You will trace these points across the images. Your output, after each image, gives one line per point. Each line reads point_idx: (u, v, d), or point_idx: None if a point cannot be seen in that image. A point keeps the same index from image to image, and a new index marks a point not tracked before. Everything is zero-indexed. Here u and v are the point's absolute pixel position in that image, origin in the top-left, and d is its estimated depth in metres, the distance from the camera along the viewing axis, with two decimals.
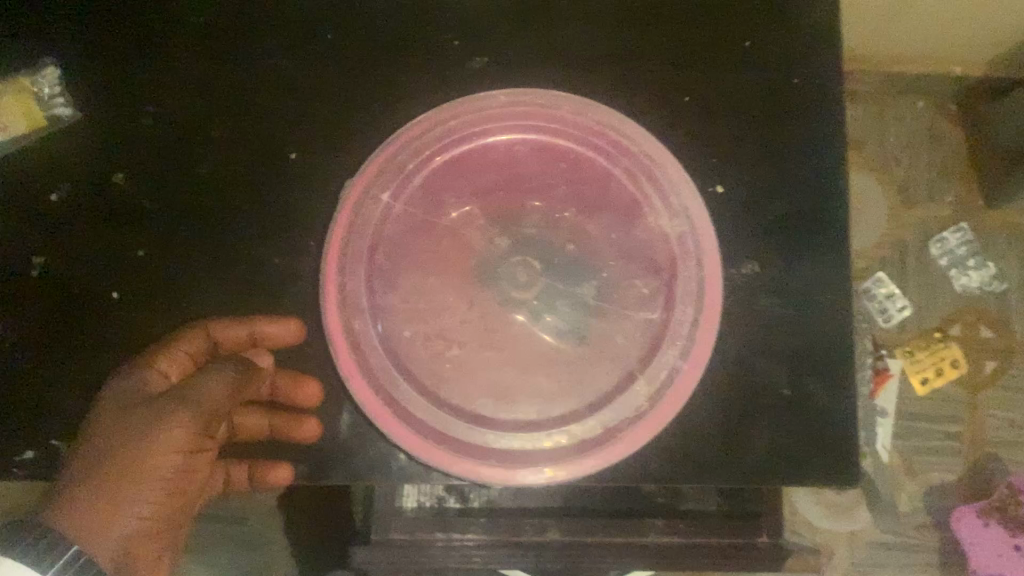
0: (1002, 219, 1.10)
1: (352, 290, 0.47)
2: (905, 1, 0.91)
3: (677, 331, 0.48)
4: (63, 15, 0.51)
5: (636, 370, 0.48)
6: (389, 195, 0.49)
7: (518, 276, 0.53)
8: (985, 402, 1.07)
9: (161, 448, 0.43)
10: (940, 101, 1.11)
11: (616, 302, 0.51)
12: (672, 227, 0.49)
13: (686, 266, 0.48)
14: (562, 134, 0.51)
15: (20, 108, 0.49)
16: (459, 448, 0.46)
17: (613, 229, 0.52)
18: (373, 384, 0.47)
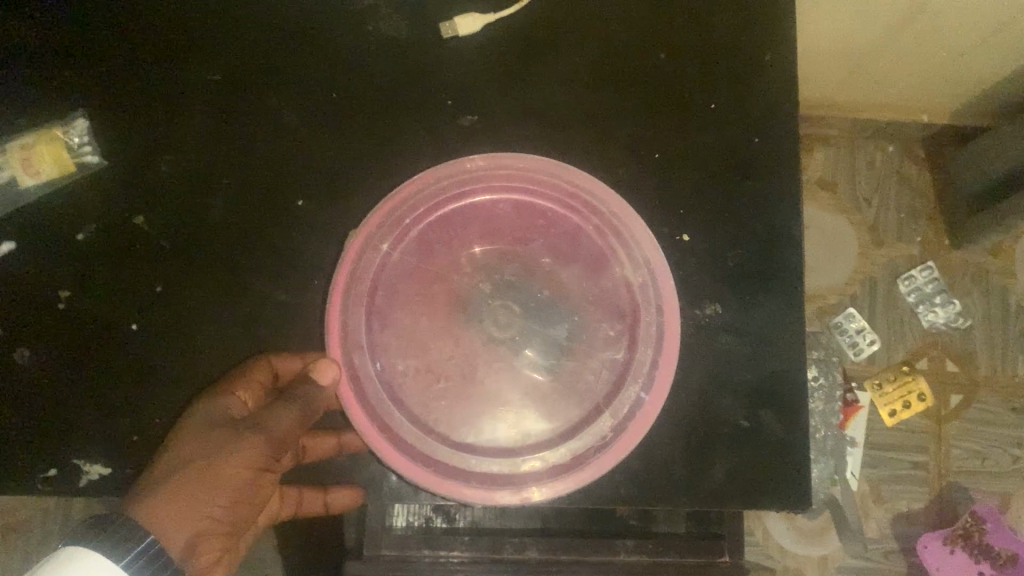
0: (966, 258, 1.16)
1: (352, 329, 0.53)
2: (869, 58, 0.96)
3: (636, 371, 0.54)
4: (89, 70, 0.56)
5: (601, 404, 0.54)
6: (388, 245, 0.54)
7: (499, 318, 0.57)
8: (950, 434, 1.12)
9: (241, 458, 0.45)
10: (907, 146, 1.17)
11: (583, 343, 0.56)
12: (636, 274, 0.55)
13: (646, 311, 0.54)
14: (536, 192, 0.56)
15: (52, 156, 0.54)
16: (447, 472, 0.52)
17: (584, 278, 0.57)
18: (371, 414, 0.52)
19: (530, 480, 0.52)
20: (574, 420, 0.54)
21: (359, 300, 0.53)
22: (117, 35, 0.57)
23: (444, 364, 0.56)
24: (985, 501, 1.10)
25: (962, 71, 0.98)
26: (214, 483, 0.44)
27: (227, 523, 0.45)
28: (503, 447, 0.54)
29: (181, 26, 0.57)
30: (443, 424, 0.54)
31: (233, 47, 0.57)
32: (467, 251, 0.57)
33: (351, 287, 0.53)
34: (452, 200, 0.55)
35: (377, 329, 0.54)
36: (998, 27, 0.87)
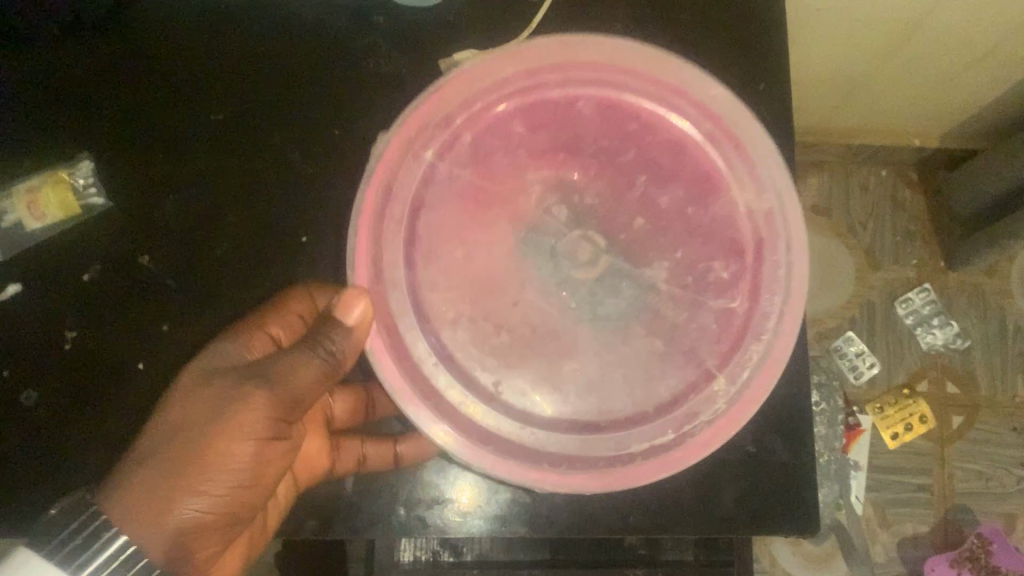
0: (963, 280, 1.17)
1: (389, 260, 0.51)
2: (858, 84, 0.98)
3: (764, 319, 0.52)
4: (93, 112, 0.57)
5: (712, 369, 0.52)
6: (432, 154, 0.52)
7: (578, 250, 0.54)
8: (953, 455, 1.12)
9: (239, 426, 0.48)
10: (900, 169, 1.18)
11: (692, 289, 0.53)
12: (760, 202, 0.53)
13: (774, 248, 0.53)
14: (632, 90, 0.53)
15: (59, 198, 0.55)
16: (497, 449, 0.50)
17: (689, 203, 0.54)
18: (411, 376, 0.51)
19: (600, 463, 0.50)
20: (667, 397, 0.52)
21: (395, 224, 0.51)
22: (120, 76, 0.57)
23: (501, 316, 0.52)
24: (990, 522, 1.10)
25: (950, 95, 0.99)
26: (209, 462, 0.48)
27: (230, 495, 0.50)
28: (567, 423, 0.51)
29: (186, 66, 0.58)
30: (497, 386, 0.51)
31: (235, 86, 0.58)
32: (519, 142, 0.53)
33: (382, 212, 0.51)
34: (503, 114, 0.52)
35: (414, 266, 0.52)
36: (983, 51, 0.89)
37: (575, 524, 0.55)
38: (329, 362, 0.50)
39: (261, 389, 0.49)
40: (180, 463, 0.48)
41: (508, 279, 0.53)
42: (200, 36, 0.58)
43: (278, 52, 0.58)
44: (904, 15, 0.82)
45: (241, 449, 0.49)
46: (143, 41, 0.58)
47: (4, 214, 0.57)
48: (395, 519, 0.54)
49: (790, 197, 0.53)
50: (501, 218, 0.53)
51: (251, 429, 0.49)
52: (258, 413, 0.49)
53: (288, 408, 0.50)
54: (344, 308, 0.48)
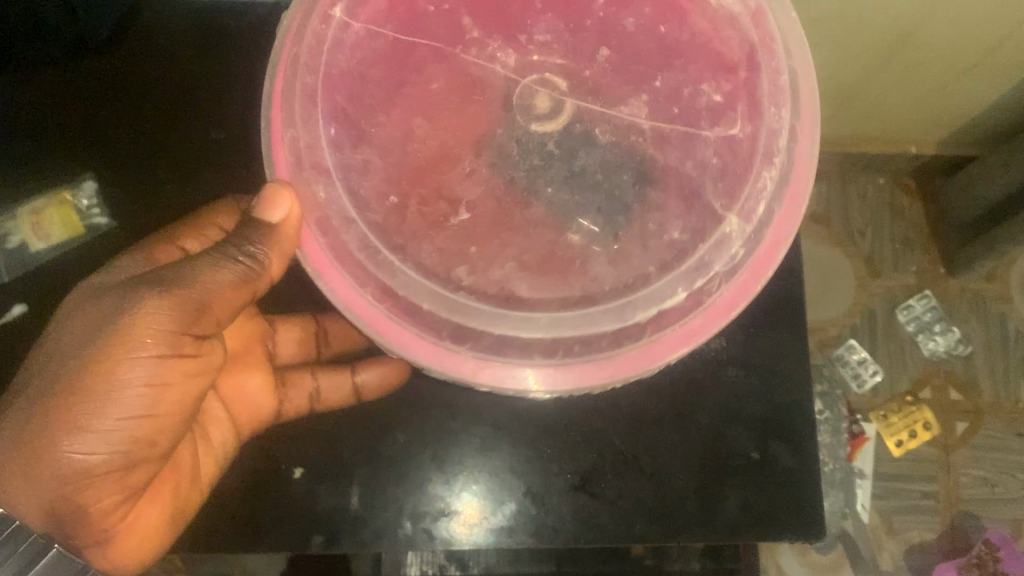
0: (964, 286, 1.17)
1: (308, 143, 0.44)
2: (853, 92, 0.98)
3: (773, 137, 0.44)
4: (95, 132, 0.57)
5: (721, 207, 0.44)
6: (342, 10, 0.45)
7: (535, 101, 0.47)
8: (959, 461, 1.12)
9: (133, 339, 0.43)
10: (898, 177, 1.19)
11: (678, 118, 0.46)
12: (744, 1, 0.45)
13: (766, 50, 0.45)
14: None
15: (61, 217, 0.56)
16: (475, 346, 0.44)
17: (662, 21, 0.47)
18: (365, 276, 0.44)
19: (602, 351, 0.44)
20: (670, 243, 0.45)
21: (307, 99, 0.44)
22: (118, 96, 0.57)
23: (450, 187, 0.46)
24: (997, 529, 1.10)
25: (945, 101, 1.00)
26: (103, 383, 0.43)
27: (125, 426, 0.45)
28: (556, 301, 0.44)
29: (187, 83, 0.58)
30: (468, 277, 0.44)
31: (230, 101, 0.58)
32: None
33: (292, 84, 0.44)
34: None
35: (334, 122, 0.44)
36: (975, 57, 0.89)
37: (582, 535, 0.55)
38: (246, 272, 0.46)
39: (163, 293, 0.44)
40: (71, 389, 0.43)
41: (461, 142, 0.46)
42: (195, 52, 0.58)
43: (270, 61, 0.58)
44: (896, 21, 0.82)
45: (137, 369, 0.44)
46: (140, 59, 0.58)
47: (7, 235, 0.57)
48: (401, 532, 0.54)
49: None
50: (433, 48, 0.46)
51: (153, 341, 0.44)
52: (156, 323, 0.44)
53: (190, 315, 0.45)
54: (269, 203, 0.43)
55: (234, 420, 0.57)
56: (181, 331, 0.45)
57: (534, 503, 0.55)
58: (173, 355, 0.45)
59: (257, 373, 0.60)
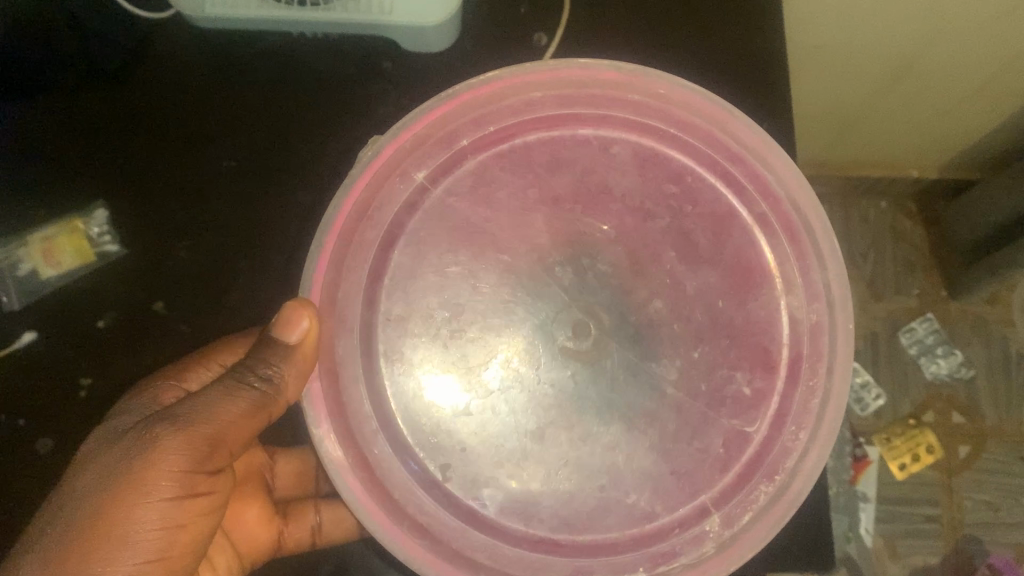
0: (965, 309, 1.17)
1: (345, 290, 0.50)
2: (854, 117, 0.99)
3: (783, 457, 0.49)
4: (104, 157, 0.57)
5: (708, 505, 0.49)
6: (433, 183, 0.51)
7: (574, 322, 0.49)
8: (962, 485, 1.12)
9: (158, 481, 0.44)
10: (900, 201, 1.20)
11: (705, 398, 0.49)
12: (809, 311, 0.50)
13: (808, 370, 0.50)
14: (681, 144, 0.52)
15: (72, 245, 0.55)
16: (431, 546, 0.47)
17: (721, 294, 0.50)
18: (345, 443, 0.48)
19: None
20: (644, 508, 0.48)
21: (364, 248, 0.50)
22: (125, 123, 0.58)
23: (459, 394, 0.49)
24: (1000, 553, 1.10)
25: (948, 127, 1.01)
26: (118, 528, 0.43)
27: (142, 572, 0.44)
28: (524, 534, 0.48)
29: (191, 109, 0.58)
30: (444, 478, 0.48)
31: (229, 122, 0.57)
32: (534, 186, 0.51)
33: (335, 214, 0.50)
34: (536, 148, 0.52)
35: (379, 282, 0.51)
36: (979, 84, 0.90)
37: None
38: (262, 401, 0.47)
39: (179, 430, 0.44)
40: (83, 532, 0.42)
41: (487, 347, 0.49)
42: (201, 77, 0.58)
43: (278, 94, 0.58)
44: (898, 49, 0.83)
45: (161, 509, 0.44)
46: (149, 88, 0.58)
47: (19, 262, 0.57)
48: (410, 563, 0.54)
49: (841, 311, 0.49)
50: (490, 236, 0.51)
51: (165, 483, 0.44)
52: (178, 464, 0.44)
53: (210, 453, 0.45)
54: (286, 323, 0.45)
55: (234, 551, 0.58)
56: (191, 468, 0.45)
57: None
58: (184, 496, 0.45)
59: (254, 504, 0.62)
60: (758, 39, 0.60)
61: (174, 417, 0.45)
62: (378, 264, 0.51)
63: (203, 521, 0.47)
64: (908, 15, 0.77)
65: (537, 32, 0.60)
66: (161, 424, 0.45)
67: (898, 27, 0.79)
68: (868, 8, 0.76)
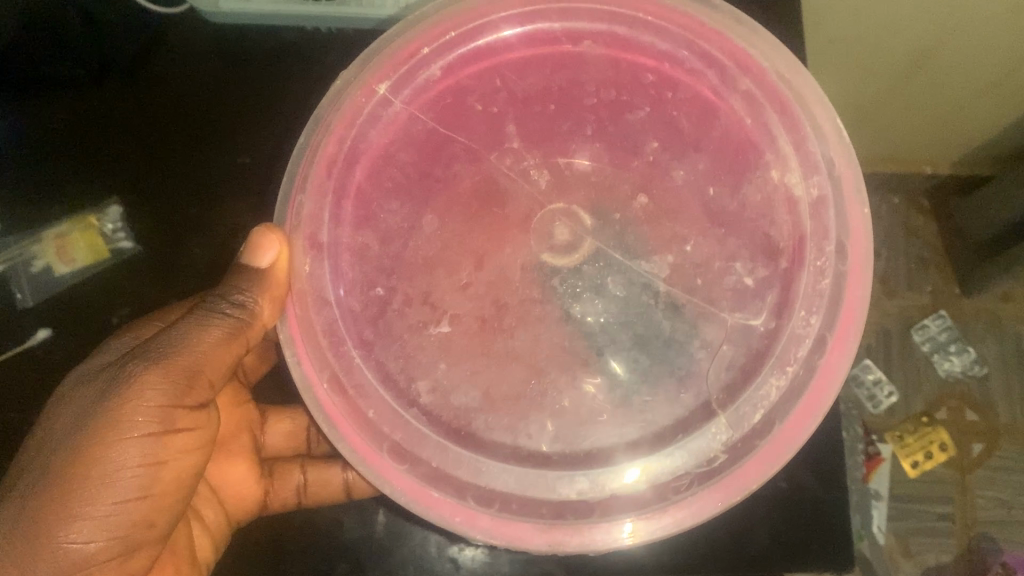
0: (978, 306, 1.17)
1: (311, 213, 0.49)
2: (866, 112, 0.98)
3: (795, 345, 0.46)
4: (116, 151, 0.56)
5: (717, 405, 0.47)
6: (402, 99, 0.51)
7: (553, 230, 0.50)
8: (975, 483, 1.11)
9: (133, 416, 0.45)
10: (913, 197, 1.19)
11: (701, 293, 0.49)
12: (808, 186, 0.48)
13: (814, 249, 0.47)
14: (661, 32, 0.51)
15: (86, 242, 0.56)
16: (413, 468, 0.46)
17: (710, 181, 0.50)
18: (319, 362, 0.47)
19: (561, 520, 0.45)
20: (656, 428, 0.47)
21: (326, 166, 0.50)
22: (136, 116, 0.57)
23: (443, 297, 0.49)
24: (1014, 551, 1.09)
25: (962, 123, 1.00)
26: (99, 466, 0.44)
27: (125, 508, 0.45)
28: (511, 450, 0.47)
29: (203, 103, 0.57)
30: (427, 394, 0.48)
31: (241, 118, 0.57)
32: (503, 87, 0.51)
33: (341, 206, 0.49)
34: (503, 48, 0.52)
35: (346, 200, 0.50)
36: (992, 80, 0.90)
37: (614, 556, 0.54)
38: (233, 333, 0.48)
39: (151, 366, 0.46)
40: (64, 472, 0.44)
41: (464, 250, 0.50)
42: (210, 67, 0.58)
43: (280, 82, 0.57)
44: (913, 44, 0.83)
45: (139, 445, 0.45)
46: (160, 79, 0.57)
47: (33, 258, 0.57)
48: (430, 555, 0.53)
49: (845, 181, 0.47)
50: (468, 147, 0.51)
51: (143, 420, 0.45)
52: (150, 400, 0.45)
53: (183, 388, 0.47)
54: (252, 247, 0.47)
55: (220, 505, 0.59)
56: (167, 403, 0.46)
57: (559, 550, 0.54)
58: (165, 432, 0.46)
59: (240, 461, 0.62)
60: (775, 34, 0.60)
61: (145, 354, 0.46)
62: (342, 182, 0.50)
63: (190, 458, 0.49)
64: (924, 9, 0.76)
65: None
66: (133, 362, 0.46)
67: (913, 22, 0.79)
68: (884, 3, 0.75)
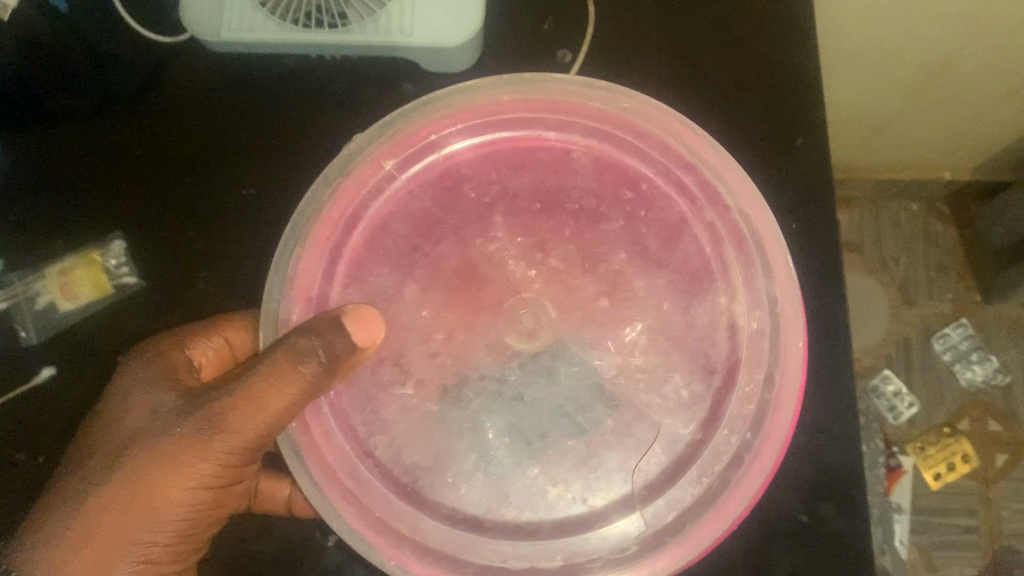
0: (1001, 313, 1.14)
1: (310, 270, 0.50)
2: (882, 120, 0.96)
3: (718, 459, 0.47)
4: (120, 187, 0.56)
5: (642, 496, 0.48)
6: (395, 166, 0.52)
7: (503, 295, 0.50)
8: (999, 495, 1.09)
9: (200, 459, 0.47)
10: (932, 203, 1.16)
11: (641, 399, 0.49)
12: (750, 318, 0.49)
13: (746, 375, 0.48)
14: (640, 155, 0.52)
15: (90, 279, 0.54)
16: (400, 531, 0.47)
17: (668, 297, 0.50)
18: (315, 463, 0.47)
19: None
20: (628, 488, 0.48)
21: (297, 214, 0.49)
22: (140, 150, 0.57)
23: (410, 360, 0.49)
24: None
25: (983, 130, 0.98)
26: (148, 499, 0.47)
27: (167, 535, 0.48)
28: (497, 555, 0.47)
29: (203, 135, 0.57)
30: (384, 447, 0.49)
31: (242, 150, 0.56)
32: (486, 176, 0.52)
33: (328, 222, 0.50)
34: (504, 143, 0.52)
35: (339, 260, 0.51)
36: (1016, 83, 0.87)
37: None
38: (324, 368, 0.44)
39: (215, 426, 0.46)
40: (118, 506, 0.46)
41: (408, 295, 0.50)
42: (214, 99, 0.57)
43: (275, 117, 0.57)
44: (932, 51, 0.81)
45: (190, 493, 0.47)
46: (163, 114, 0.57)
47: (36, 295, 0.55)
48: None
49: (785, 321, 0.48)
50: (452, 226, 0.51)
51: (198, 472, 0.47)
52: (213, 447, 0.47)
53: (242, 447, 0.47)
54: (355, 320, 0.44)
55: None
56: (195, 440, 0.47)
57: None
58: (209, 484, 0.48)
59: None
60: (788, 52, 0.59)
61: (218, 410, 0.46)
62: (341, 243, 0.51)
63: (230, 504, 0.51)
64: (940, 17, 0.75)
65: (562, 49, 0.59)
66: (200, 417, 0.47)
67: (930, 31, 0.77)
68: (898, 13, 0.74)
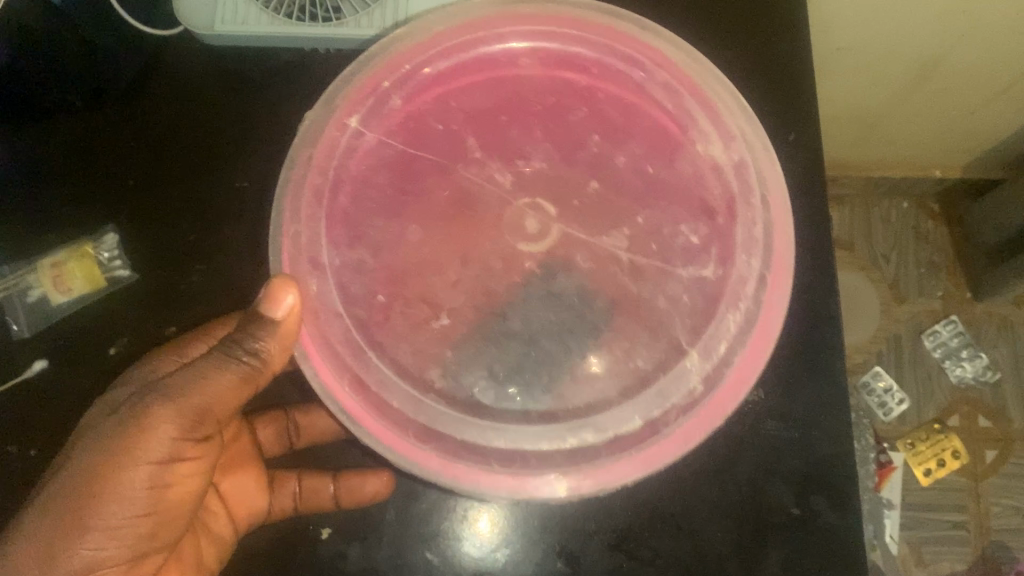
0: (990, 310, 1.15)
1: (309, 240, 0.48)
2: (873, 117, 0.97)
3: (742, 284, 0.47)
4: (111, 179, 0.56)
5: (684, 344, 0.48)
6: (360, 123, 0.50)
7: (525, 222, 0.50)
8: (989, 490, 1.09)
9: (164, 434, 0.45)
10: (921, 200, 1.17)
11: (656, 257, 0.49)
12: (728, 154, 0.50)
13: (743, 204, 0.49)
14: (579, 39, 0.52)
15: (82, 272, 0.54)
16: (439, 445, 0.45)
17: (649, 162, 0.51)
18: (337, 367, 0.46)
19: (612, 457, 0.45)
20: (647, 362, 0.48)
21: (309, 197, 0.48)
22: (133, 142, 0.57)
23: (435, 293, 0.49)
24: None
25: (973, 127, 0.98)
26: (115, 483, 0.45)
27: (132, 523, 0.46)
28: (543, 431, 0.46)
29: (194, 126, 0.57)
30: (440, 379, 0.48)
31: (234, 140, 0.56)
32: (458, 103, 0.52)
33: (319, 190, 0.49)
34: (464, 82, 0.52)
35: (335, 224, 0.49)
36: (1007, 81, 0.87)
37: (633, 570, 0.52)
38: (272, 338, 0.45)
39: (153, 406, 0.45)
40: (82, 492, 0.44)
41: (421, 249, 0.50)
42: (206, 90, 0.57)
43: (264, 104, 0.57)
44: (922, 48, 0.81)
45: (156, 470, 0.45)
46: (154, 106, 0.57)
47: (28, 288, 0.55)
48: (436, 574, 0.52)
49: (756, 152, 0.49)
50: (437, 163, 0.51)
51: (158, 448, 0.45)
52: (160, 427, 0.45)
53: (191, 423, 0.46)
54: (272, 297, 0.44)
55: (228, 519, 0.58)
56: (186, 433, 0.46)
57: (567, 565, 0.52)
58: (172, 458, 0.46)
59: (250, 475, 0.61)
60: (779, 44, 0.59)
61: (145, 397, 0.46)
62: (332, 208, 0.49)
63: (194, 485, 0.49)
64: (929, 14, 0.75)
65: None
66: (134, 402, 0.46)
67: (920, 29, 0.78)
68: (889, 11, 0.74)
